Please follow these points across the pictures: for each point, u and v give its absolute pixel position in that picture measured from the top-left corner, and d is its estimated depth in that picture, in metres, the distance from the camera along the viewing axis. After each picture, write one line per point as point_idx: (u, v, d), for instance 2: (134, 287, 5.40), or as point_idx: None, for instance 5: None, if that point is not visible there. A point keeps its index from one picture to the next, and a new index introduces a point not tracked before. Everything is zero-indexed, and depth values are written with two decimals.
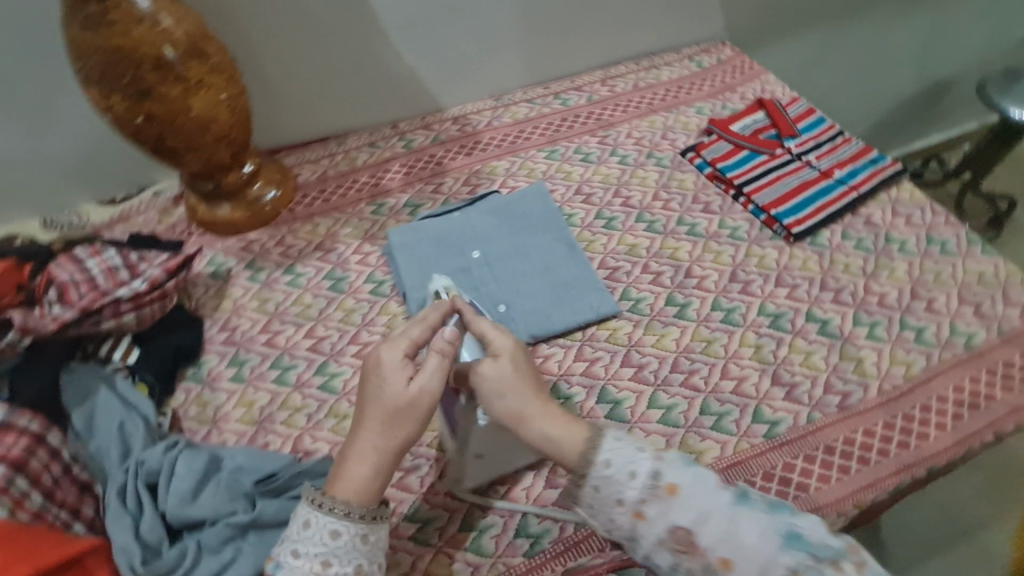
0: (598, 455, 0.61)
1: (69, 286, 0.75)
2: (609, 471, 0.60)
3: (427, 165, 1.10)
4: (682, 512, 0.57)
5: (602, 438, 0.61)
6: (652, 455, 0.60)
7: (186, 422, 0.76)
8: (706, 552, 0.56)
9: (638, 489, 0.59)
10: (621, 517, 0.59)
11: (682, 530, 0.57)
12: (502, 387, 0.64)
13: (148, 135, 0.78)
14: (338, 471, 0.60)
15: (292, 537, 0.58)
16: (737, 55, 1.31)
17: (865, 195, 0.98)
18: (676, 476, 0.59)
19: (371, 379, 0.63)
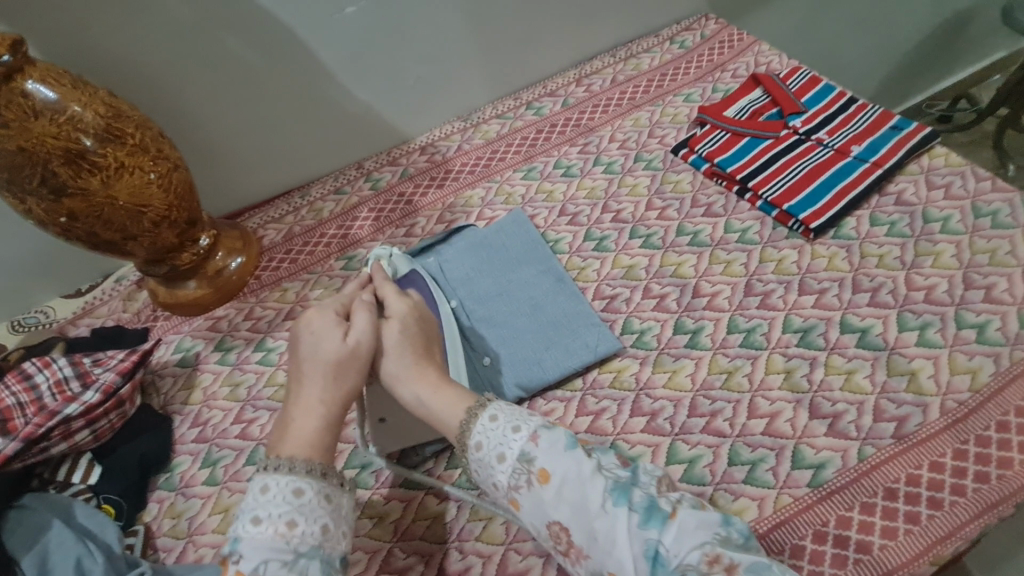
0: (478, 425, 0.56)
1: (13, 410, 0.69)
2: (480, 455, 0.55)
3: (397, 206, 1.01)
4: (554, 501, 0.51)
5: (476, 420, 0.56)
6: (524, 437, 0.54)
7: (159, 539, 0.70)
8: (580, 548, 0.51)
9: (508, 475, 0.53)
10: (501, 501, 0.55)
11: (551, 521, 0.52)
12: (393, 350, 0.61)
13: (79, 232, 0.73)
14: (285, 432, 0.55)
15: (250, 507, 0.50)
16: (722, 28, 1.18)
17: (892, 170, 0.85)
18: (546, 462, 0.52)
19: (304, 340, 0.60)
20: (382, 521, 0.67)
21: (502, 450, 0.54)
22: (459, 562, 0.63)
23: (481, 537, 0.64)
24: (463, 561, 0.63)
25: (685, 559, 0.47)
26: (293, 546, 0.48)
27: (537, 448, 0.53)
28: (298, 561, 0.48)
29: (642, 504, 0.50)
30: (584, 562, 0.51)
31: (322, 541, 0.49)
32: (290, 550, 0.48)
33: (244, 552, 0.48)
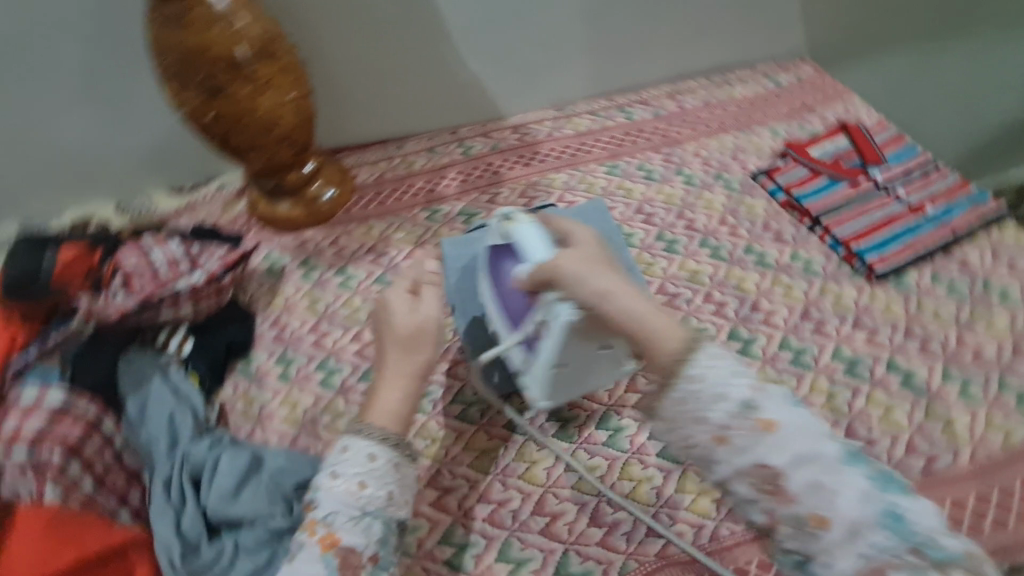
0: (699, 353, 0.47)
1: (133, 275, 0.76)
2: (697, 386, 0.46)
3: (485, 173, 1.08)
4: (778, 450, 0.44)
5: (699, 350, 0.47)
6: (752, 384, 0.46)
7: (231, 417, 0.77)
8: (793, 497, 0.44)
9: (724, 416, 0.45)
10: (699, 437, 0.46)
11: (766, 466, 0.44)
12: (583, 270, 0.54)
13: (215, 132, 0.81)
14: (373, 401, 0.60)
15: (330, 463, 0.56)
16: (817, 74, 1.23)
17: (961, 236, 0.90)
18: (774, 410, 0.45)
19: (379, 315, 0.64)
20: (434, 444, 0.73)
21: (726, 389, 0.46)
22: (500, 493, 0.69)
23: (523, 476, 0.70)
24: (504, 493, 0.69)
25: (926, 533, 0.42)
26: (360, 505, 0.54)
27: (764, 398, 0.46)
28: (363, 518, 0.53)
29: (876, 474, 0.44)
30: (790, 510, 0.44)
31: (386, 503, 0.54)
32: (358, 507, 0.53)
33: (322, 499, 0.54)
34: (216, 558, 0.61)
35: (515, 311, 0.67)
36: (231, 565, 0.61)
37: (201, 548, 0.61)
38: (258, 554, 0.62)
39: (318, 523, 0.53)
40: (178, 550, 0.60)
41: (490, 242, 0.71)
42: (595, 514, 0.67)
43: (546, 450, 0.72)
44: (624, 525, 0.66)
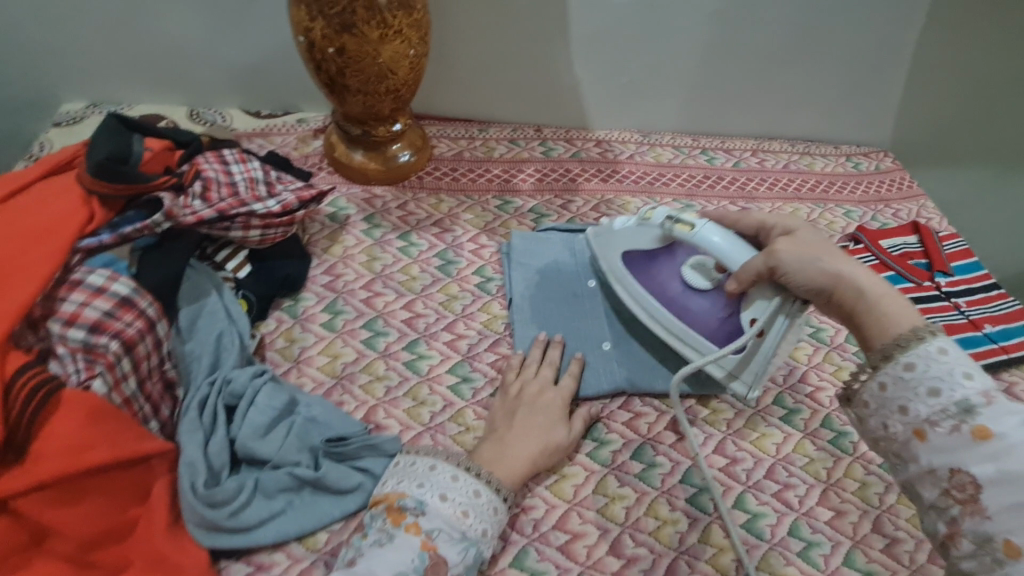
0: (919, 344, 0.51)
1: (212, 183, 0.74)
2: (908, 374, 0.51)
3: (561, 178, 1.07)
4: (978, 456, 0.45)
5: (919, 342, 0.51)
6: (976, 387, 0.47)
7: (269, 352, 0.75)
8: (984, 512, 0.44)
9: (929, 409, 0.49)
10: (898, 428, 0.51)
11: (962, 471, 0.46)
12: (809, 258, 0.61)
13: (331, 66, 0.80)
14: (504, 459, 0.64)
15: (436, 482, 0.60)
16: (898, 170, 1.24)
17: (1014, 361, 0.90)
18: (998, 424, 0.45)
19: (536, 407, 0.70)
20: (468, 432, 0.71)
21: (940, 385, 0.49)
22: (527, 498, 0.68)
23: (550, 487, 0.69)
24: (529, 500, 0.68)
25: None
26: (461, 529, 0.57)
27: (989, 408, 0.46)
28: (463, 542, 0.57)
29: None
30: (976, 523, 0.45)
31: (481, 538, 0.58)
32: (458, 530, 0.57)
33: (425, 512, 0.58)
34: (235, 493, 0.58)
35: (701, 311, 0.73)
36: (246, 504, 0.58)
37: (221, 478, 0.59)
38: (275, 501, 0.60)
39: (419, 529, 0.56)
40: (202, 477, 0.57)
41: (637, 254, 0.78)
42: (615, 544, 0.65)
43: (577, 466, 0.71)
44: (643, 562, 0.64)
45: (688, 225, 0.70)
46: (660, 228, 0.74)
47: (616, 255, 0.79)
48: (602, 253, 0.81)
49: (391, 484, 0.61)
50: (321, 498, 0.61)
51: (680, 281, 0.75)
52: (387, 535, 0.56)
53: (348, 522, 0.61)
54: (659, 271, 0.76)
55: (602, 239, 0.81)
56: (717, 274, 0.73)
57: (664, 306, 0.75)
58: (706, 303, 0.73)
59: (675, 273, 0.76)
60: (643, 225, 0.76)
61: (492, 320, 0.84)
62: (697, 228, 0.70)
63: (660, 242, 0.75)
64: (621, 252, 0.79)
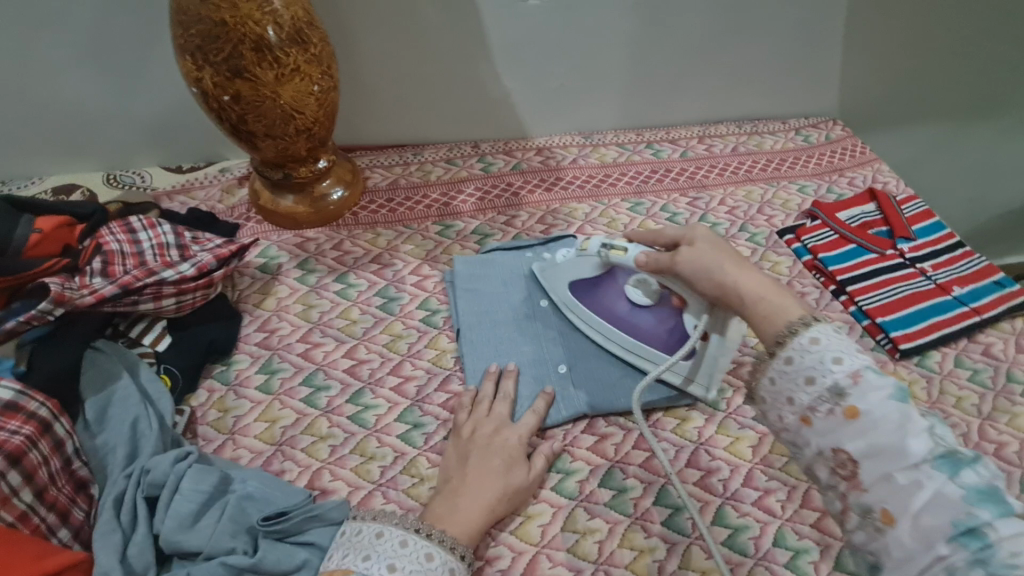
0: (794, 339, 0.52)
1: (115, 256, 0.71)
2: (788, 368, 0.51)
3: (503, 193, 1.03)
4: (854, 437, 0.46)
5: (795, 335, 0.51)
6: (846, 370, 0.48)
7: (201, 426, 0.69)
8: (862, 486, 0.46)
9: (811, 397, 0.49)
10: (788, 417, 0.52)
11: (841, 450, 0.47)
12: (706, 266, 0.61)
13: (231, 114, 0.75)
14: (454, 511, 0.60)
15: (384, 551, 0.55)
16: (848, 137, 1.21)
17: (988, 322, 0.87)
18: (868, 401, 0.46)
19: (489, 446, 0.65)
20: (422, 483, 0.66)
21: (815, 373, 0.49)
22: (491, 548, 0.63)
23: (516, 531, 0.64)
24: (494, 549, 0.63)
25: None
26: None
27: (857, 387, 0.47)
28: None
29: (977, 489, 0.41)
30: (859, 497, 0.46)
31: None
32: None
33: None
34: None
35: (649, 328, 0.73)
36: None
37: None
38: None
39: None
40: None
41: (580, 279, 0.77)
42: None
43: (542, 504, 0.66)
44: None
45: (621, 250, 0.71)
46: (596, 257, 0.74)
47: (563, 287, 0.79)
48: (551, 287, 0.81)
49: (336, 559, 0.56)
50: None
51: (624, 301, 0.75)
52: None
53: None
54: (603, 295, 0.76)
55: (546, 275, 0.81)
56: (659, 289, 0.73)
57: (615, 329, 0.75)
58: (653, 319, 0.73)
59: (619, 294, 0.75)
60: (581, 256, 0.76)
61: (441, 356, 0.79)
62: (631, 250, 0.70)
63: (599, 269, 0.75)
64: (565, 284, 0.79)
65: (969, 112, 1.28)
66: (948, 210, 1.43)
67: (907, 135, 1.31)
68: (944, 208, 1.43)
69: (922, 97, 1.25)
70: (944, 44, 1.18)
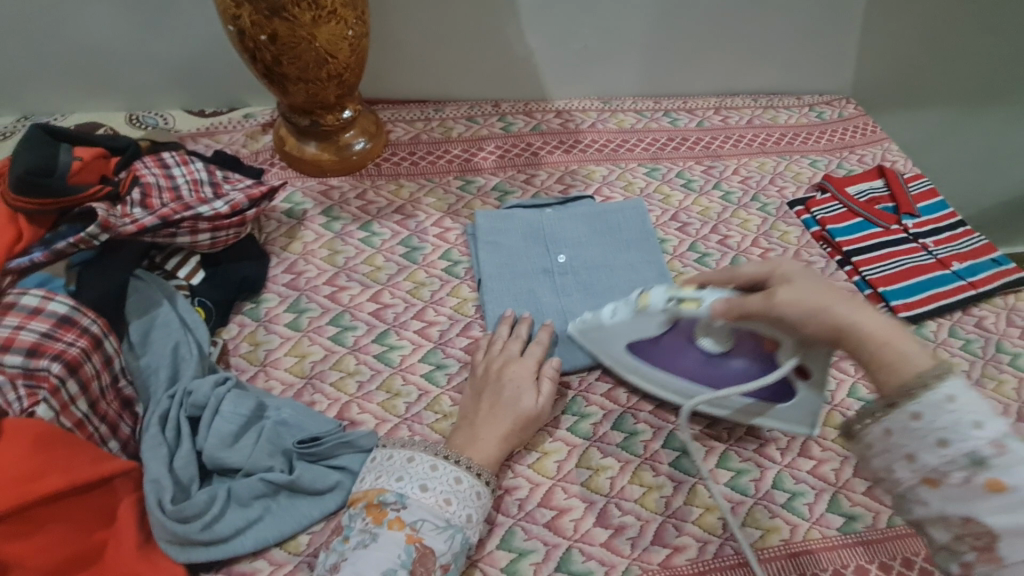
0: (925, 392, 0.46)
1: (153, 189, 0.73)
2: (916, 424, 0.46)
3: (523, 153, 1.04)
4: (1004, 515, 0.43)
5: (929, 390, 0.46)
6: (991, 436, 0.44)
7: (233, 358, 0.72)
8: (1000, 561, 0.43)
9: (939, 460, 0.45)
10: (901, 473, 0.48)
11: (977, 522, 0.44)
12: (810, 308, 0.53)
13: (266, 54, 0.76)
14: (478, 442, 0.63)
15: (416, 473, 0.59)
16: (861, 115, 1.22)
17: (983, 295, 0.91)
18: (1015, 475, 0.42)
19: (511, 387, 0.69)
20: (445, 419, 0.70)
21: (950, 435, 0.45)
22: (509, 479, 0.67)
23: (533, 465, 0.68)
24: (512, 480, 0.67)
25: None
26: (446, 516, 0.57)
27: (1001, 455, 0.43)
28: (448, 529, 0.56)
29: None
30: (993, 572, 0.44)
31: (466, 524, 0.57)
32: (443, 518, 0.57)
33: (407, 505, 0.57)
34: (207, 504, 0.57)
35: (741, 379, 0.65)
36: (220, 516, 0.57)
37: (191, 491, 0.58)
38: (250, 509, 0.58)
39: (404, 523, 0.55)
40: (168, 493, 0.56)
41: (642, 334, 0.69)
42: (602, 515, 0.65)
43: (558, 442, 0.70)
44: (630, 530, 0.64)
45: (694, 303, 0.61)
46: (663, 312, 0.64)
47: (619, 345, 0.71)
48: (602, 347, 0.73)
49: (369, 480, 0.60)
50: (299, 500, 0.60)
51: (695, 356, 0.67)
52: (370, 535, 0.55)
53: (328, 522, 0.60)
54: (669, 353, 0.68)
55: (592, 335, 0.73)
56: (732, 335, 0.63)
57: (694, 382, 0.68)
58: (728, 368, 0.65)
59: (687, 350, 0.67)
60: (640, 314, 0.66)
61: (463, 304, 0.82)
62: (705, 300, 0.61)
63: (664, 325, 0.66)
64: (623, 342, 0.71)
65: (977, 97, 1.31)
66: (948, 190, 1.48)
67: (917, 118, 1.33)
68: (945, 190, 1.47)
69: (933, 81, 1.27)
70: (959, 29, 1.20)
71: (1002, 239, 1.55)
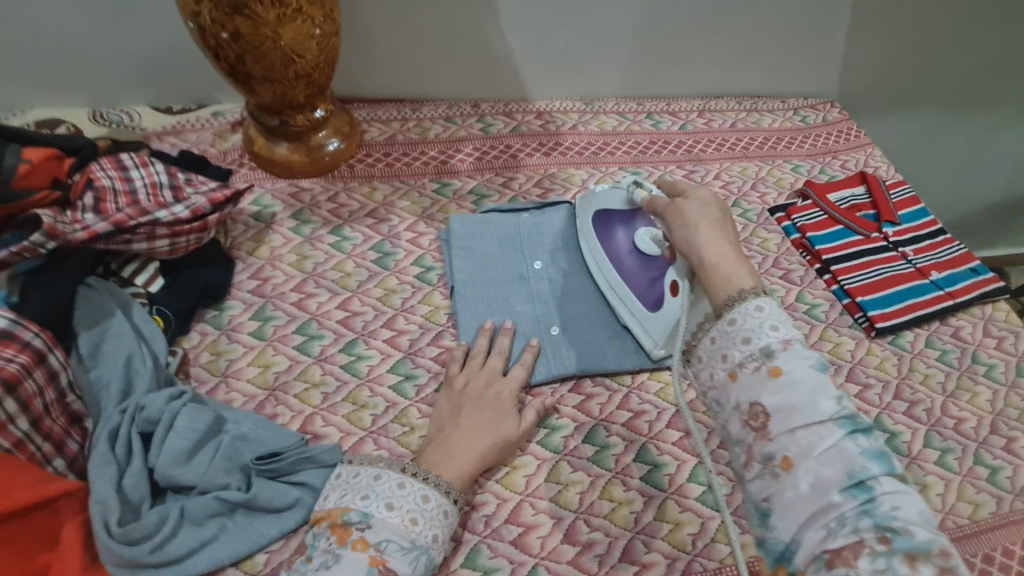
0: (739, 305, 0.52)
1: (107, 193, 0.72)
2: (729, 329, 0.51)
3: (502, 155, 1.02)
4: (776, 394, 0.46)
5: (743, 302, 0.51)
6: (781, 338, 0.49)
7: (194, 368, 0.70)
8: (769, 435, 0.46)
9: (744, 355, 0.50)
10: (719, 373, 0.51)
11: (758, 404, 0.47)
12: (690, 223, 0.61)
13: (229, 52, 0.73)
14: (445, 457, 0.62)
15: (382, 491, 0.57)
16: (845, 119, 1.21)
17: (960, 306, 0.90)
18: (790, 363, 0.47)
19: (476, 402, 0.67)
20: (413, 432, 0.68)
21: (751, 334, 0.50)
22: (477, 495, 0.66)
23: (501, 480, 0.67)
24: (480, 496, 0.66)
25: (908, 523, 0.40)
26: (412, 537, 0.55)
27: (786, 350, 0.48)
28: (413, 550, 0.54)
29: (869, 449, 0.43)
30: (763, 446, 0.46)
31: (432, 544, 0.56)
32: (409, 539, 0.55)
33: (371, 525, 0.55)
34: (158, 524, 0.55)
35: (640, 276, 0.76)
36: (172, 537, 0.55)
37: (141, 511, 0.56)
38: (204, 528, 0.56)
39: (368, 544, 0.54)
40: (116, 514, 0.54)
41: (607, 210, 0.81)
42: (570, 532, 0.64)
43: (528, 456, 0.69)
44: (598, 547, 0.63)
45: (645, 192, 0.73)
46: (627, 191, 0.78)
47: (589, 212, 0.83)
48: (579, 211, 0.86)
49: (333, 499, 0.58)
50: (256, 519, 0.58)
51: (629, 245, 0.78)
52: (333, 556, 0.53)
53: (287, 541, 0.58)
54: (615, 233, 0.80)
55: (583, 198, 0.86)
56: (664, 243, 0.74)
57: (610, 264, 0.79)
58: (645, 264, 0.76)
59: (626, 237, 0.79)
60: (616, 189, 0.80)
61: (435, 312, 0.80)
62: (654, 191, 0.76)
63: (627, 205, 0.78)
64: (593, 211, 0.83)
65: (962, 103, 1.32)
66: (928, 194, 1.50)
67: (899, 123, 1.34)
68: (928, 198, 1.50)
69: (917, 87, 1.27)
70: (948, 36, 1.20)
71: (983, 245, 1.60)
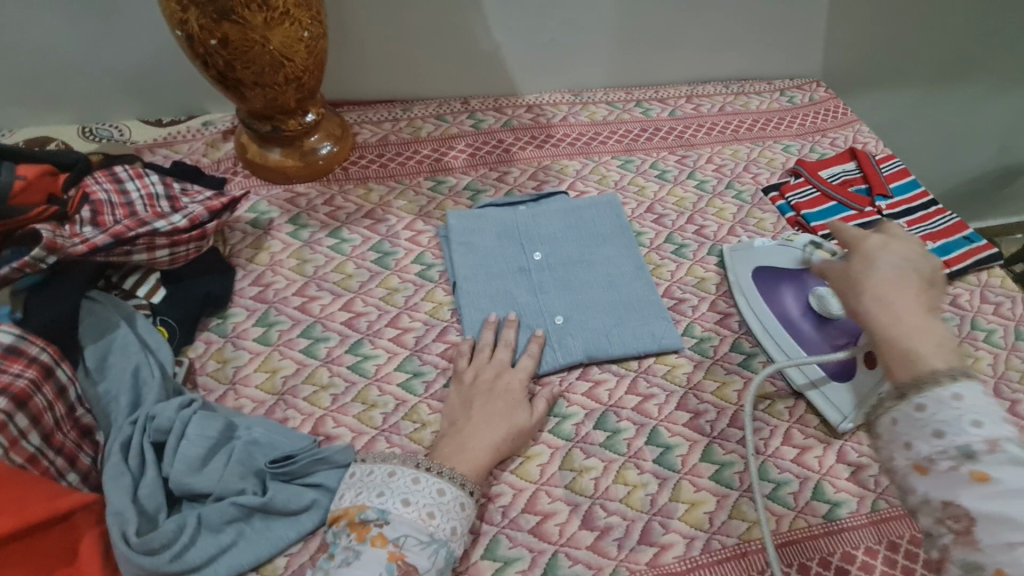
0: (934, 386, 0.45)
1: (104, 206, 0.72)
2: (919, 413, 0.45)
3: (495, 150, 1.02)
4: (985, 502, 0.42)
5: (937, 384, 0.45)
6: (985, 433, 0.43)
7: (200, 377, 0.70)
8: (974, 543, 0.42)
9: (935, 450, 0.44)
10: (900, 461, 0.46)
11: (957, 507, 0.43)
12: (865, 281, 0.55)
13: (218, 59, 0.73)
14: (457, 450, 0.62)
15: (397, 488, 0.58)
16: (832, 98, 1.22)
17: (956, 274, 0.92)
18: (1003, 469, 0.42)
19: (485, 394, 0.68)
20: (424, 428, 0.68)
21: (945, 428, 0.44)
22: (492, 487, 0.66)
23: (516, 471, 0.67)
24: (496, 488, 0.66)
25: None
26: (430, 530, 0.55)
27: (993, 451, 0.42)
28: (431, 544, 0.55)
29: None
30: (964, 552, 0.42)
31: (450, 537, 0.56)
32: (426, 533, 0.55)
33: (389, 521, 0.55)
34: (176, 533, 0.55)
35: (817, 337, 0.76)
36: (190, 545, 0.55)
37: (158, 521, 0.56)
38: (222, 534, 0.56)
39: (386, 541, 0.54)
40: (133, 524, 0.54)
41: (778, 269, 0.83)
42: (587, 517, 0.64)
43: (541, 445, 0.69)
44: (616, 531, 0.63)
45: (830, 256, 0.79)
46: (802, 249, 0.83)
47: (749, 266, 0.84)
48: (732, 265, 0.86)
49: (349, 497, 0.58)
50: (274, 522, 0.58)
51: (800, 304, 0.79)
52: (352, 553, 0.53)
53: (306, 542, 0.58)
54: (783, 292, 0.81)
55: (736, 252, 0.87)
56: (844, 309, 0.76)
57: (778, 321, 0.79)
58: (822, 329, 0.77)
59: (796, 296, 0.80)
60: (786, 246, 0.85)
61: (438, 308, 0.80)
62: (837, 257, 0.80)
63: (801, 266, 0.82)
64: (754, 266, 0.84)
65: (949, 74, 1.33)
66: (919, 169, 1.53)
67: (885, 98, 1.35)
68: (920, 171, 1.53)
69: (904, 59, 1.28)
70: (929, 9, 1.21)
71: (973, 215, 1.65)
